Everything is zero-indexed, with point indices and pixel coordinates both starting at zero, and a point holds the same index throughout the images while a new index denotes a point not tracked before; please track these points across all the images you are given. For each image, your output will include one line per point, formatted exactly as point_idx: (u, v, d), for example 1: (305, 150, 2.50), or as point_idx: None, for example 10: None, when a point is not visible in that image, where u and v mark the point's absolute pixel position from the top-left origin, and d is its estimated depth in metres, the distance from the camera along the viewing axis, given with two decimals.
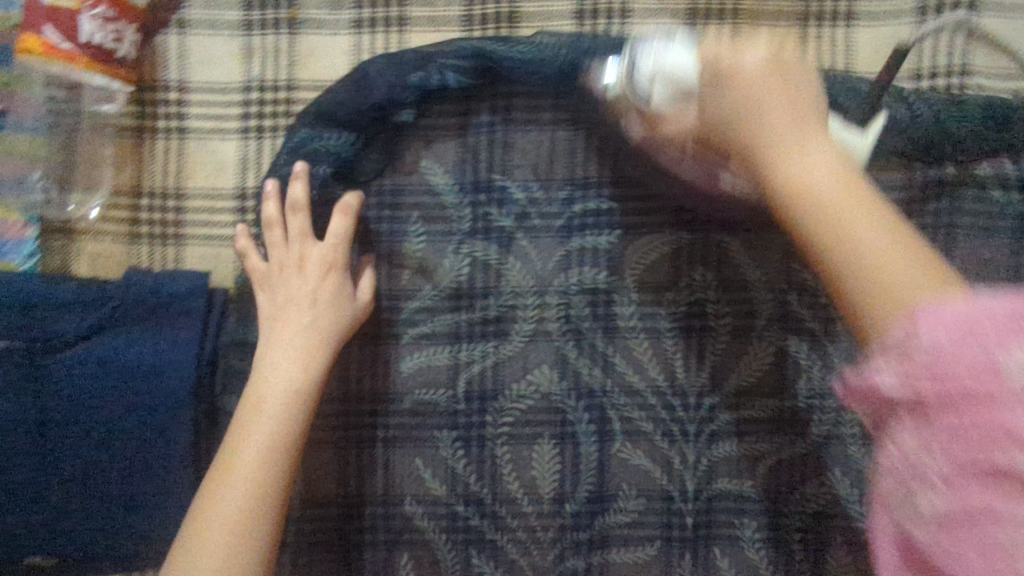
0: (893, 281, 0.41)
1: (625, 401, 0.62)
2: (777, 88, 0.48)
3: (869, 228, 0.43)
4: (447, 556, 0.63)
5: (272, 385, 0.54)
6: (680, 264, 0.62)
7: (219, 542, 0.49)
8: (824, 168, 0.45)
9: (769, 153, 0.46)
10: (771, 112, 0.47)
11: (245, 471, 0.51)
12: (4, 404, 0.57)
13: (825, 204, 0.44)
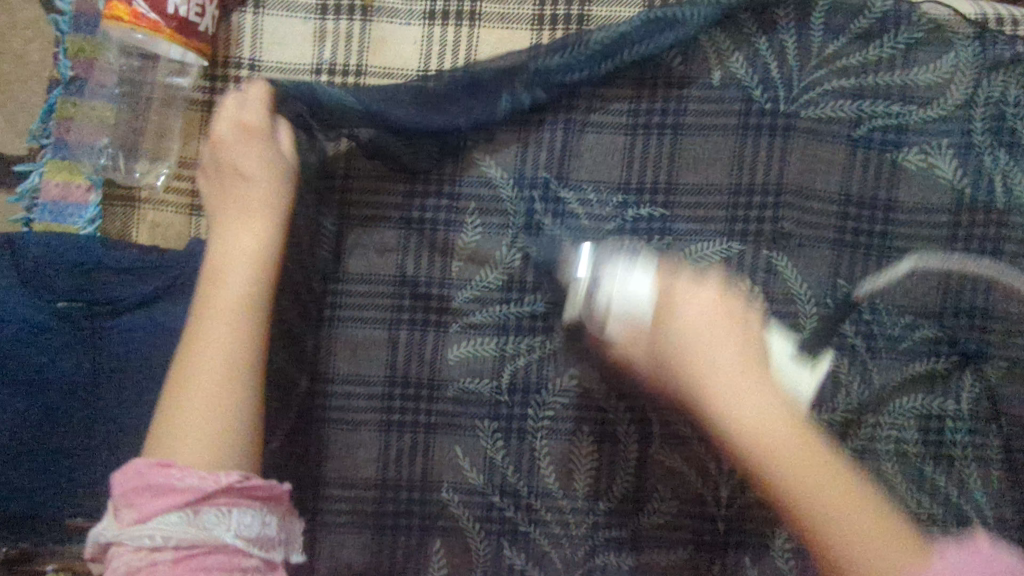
0: (839, 516, 0.41)
1: (665, 404, 0.63)
2: (728, 336, 0.48)
3: (819, 470, 0.42)
4: (479, 545, 0.63)
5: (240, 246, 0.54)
6: (730, 273, 0.61)
7: (202, 397, 0.47)
8: (769, 405, 0.45)
9: (714, 405, 0.45)
10: (720, 365, 0.46)
11: (223, 323, 0.50)
12: (62, 363, 0.58)
13: (775, 441, 0.43)
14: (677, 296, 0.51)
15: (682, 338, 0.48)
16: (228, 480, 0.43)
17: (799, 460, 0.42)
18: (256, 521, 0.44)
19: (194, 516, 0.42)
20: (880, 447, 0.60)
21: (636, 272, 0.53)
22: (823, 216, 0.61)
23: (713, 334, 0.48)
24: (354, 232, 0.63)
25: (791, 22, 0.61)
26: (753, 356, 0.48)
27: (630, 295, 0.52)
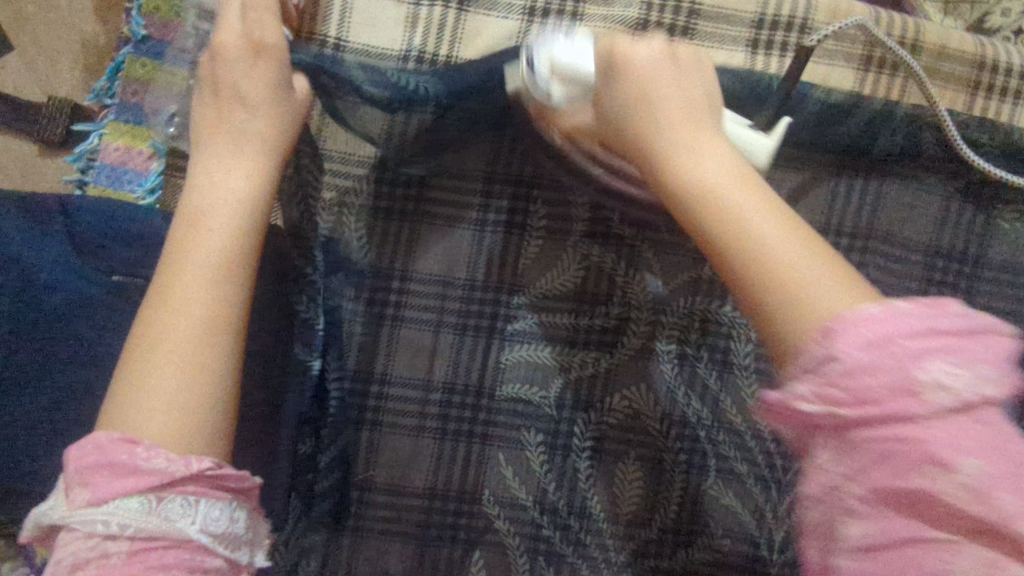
0: (804, 287, 0.34)
1: (725, 439, 0.60)
2: (671, 86, 0.43)
3: (759, 213, 0.36)
4: (519, 561, 0.61)
5: (213, 204, 0.47)
6: None
7: (161, 400, 0.42)
8: (724, 160, 0.39)
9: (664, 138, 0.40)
10: (672, 103, 0.41)
11: (182, 302, 0.44)
12: (110, 338, 0.55)
13: (717, 187, 0.37)
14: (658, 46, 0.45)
15: (626, 81, 0.43)
16: (199, 467, 0.41)
17: (703, 170, 0.38)
18: (223, 515, 0.41)
19: (156, 503, 0.39)
20: None
21: (581, 42, 0.49)
22: (908, 265, 0.60)
23: (659, 73, 0.43)
24: (428, 231, 0.60)
25: (901, 61, 0.58)
26: (688, 90, 0.43)
27: (579, 66, 0.48)
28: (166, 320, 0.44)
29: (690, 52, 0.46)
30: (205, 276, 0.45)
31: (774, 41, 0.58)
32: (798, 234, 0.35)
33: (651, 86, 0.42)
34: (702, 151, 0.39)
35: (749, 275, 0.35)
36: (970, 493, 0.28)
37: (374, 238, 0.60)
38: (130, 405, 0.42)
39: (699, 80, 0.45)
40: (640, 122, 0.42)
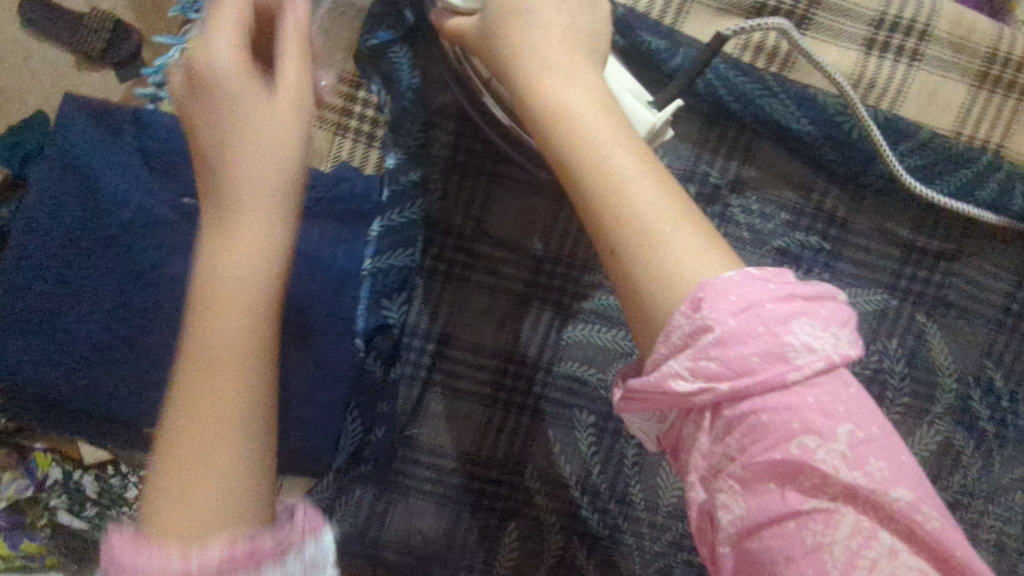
0: (659, 240, 0.35)
1: None
2: (556, 11, 0.40)
3: (632, 166, 0.36)
4: (552, 538, 0.60)
5: (242, 188, 0.36)
6: (881, 327, 0.58)
7: (197, 454, 0.34)
8: (590, 98, 0.38)
9: (529, 60, 0.39)
10: (551, 23, 0.40)
11: (209, 340, 0.35)
12: (181, 263, 0.54)
13: (584, 133, 0.37)
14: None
15: (509, 21, 0.40)
16: (198, 564, 0.31)
17: (592, 135, 0.37)
18: None
19: None
20: (983, 535, 0.59)
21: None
22: (986, 291, 0.59)
23: (549, 2, 0.40)
24: (508, 194, 0.59)
25: (1016, 83, 0.57)
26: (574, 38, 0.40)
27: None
28: (184, 431, 0.34)
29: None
30: (231, 341, 0.35)
31: (891, 44, 0.56)
32: (677, 203, 0.36)
33: (532, 1, 0.40)
34: (589, 111, 0.38)
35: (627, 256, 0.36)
36: (828, 466, 0.32)
37: (452, 195, 0.58)
38: (163, 489, 0.33)
39: (591, 15, 0.42)
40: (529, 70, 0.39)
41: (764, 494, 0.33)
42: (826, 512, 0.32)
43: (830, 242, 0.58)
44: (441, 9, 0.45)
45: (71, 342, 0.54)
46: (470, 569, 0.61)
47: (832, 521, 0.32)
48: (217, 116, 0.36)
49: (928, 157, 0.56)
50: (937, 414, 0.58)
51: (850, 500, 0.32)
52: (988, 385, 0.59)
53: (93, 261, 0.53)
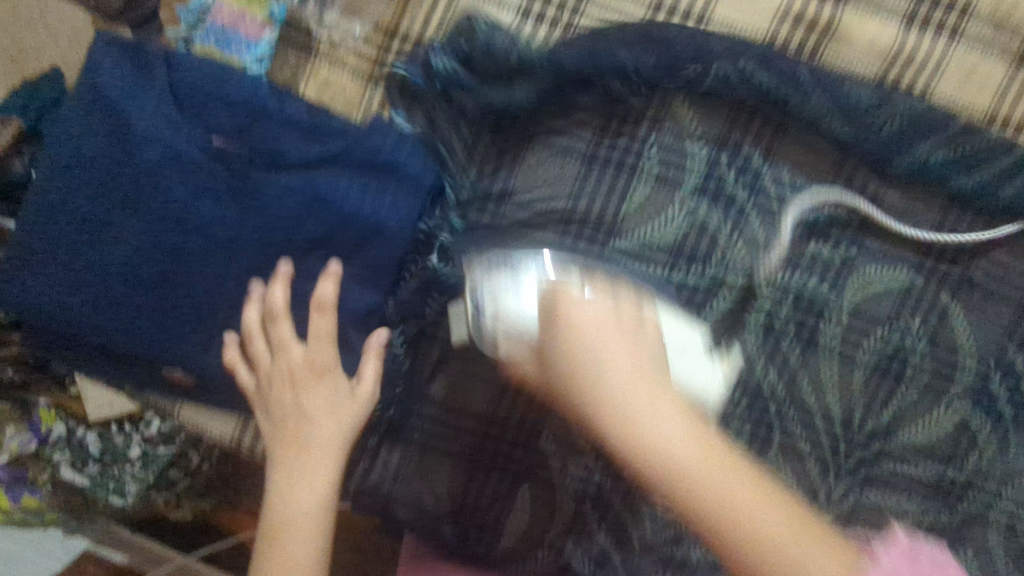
0: (768, 553, 0.37)
1: (794, 416, 0.59)
2: (613, 342, 0.43)
3: (721, 475, 0.39)
4: (564, 503, 0.60)
5: (317, 442, 0.52)
6: (904, 305, 0.59)
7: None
8: (666, 422, 0.40)
9: (606, 412, 0.41)
10: (621, 371, 0.42)
11: (306, 476, 0.52)
12: (206, 204, 0.53)
13: (668, 465, 0.38)
14: (596, 291, 0.47)
15: (568, 370, 0.43)
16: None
17: (670, 437, 0.39)
18: None
19: None
20: (993, 515, 0.59)
21: (525, 291, 0.47)
22: (1013, 273, 0.59)
23: (608, 332, 0.44)
24: (536, 155, 0.58)
25: None
26: (649, 360, 0.44)
27: (526, 320, 0.47)
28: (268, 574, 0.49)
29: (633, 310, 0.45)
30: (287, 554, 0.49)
31: (931, 20, 0.56)
32: (755, 479, 0.39)
33: (582, 331, 0.43)
34: (657, 413, 0.41)
35: (713, 533, 0.38)
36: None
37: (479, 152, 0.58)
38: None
39: (646, 341, 0.45)
40: (606, 410, 0.41)
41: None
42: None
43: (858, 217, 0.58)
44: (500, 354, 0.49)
45: (94, 283, 0.53)
46: (482, 530, 0.61)
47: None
48: (287, 415, 0.53)
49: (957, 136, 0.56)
50: (955, 394, 0.59)
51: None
52: (1009, 368, 0.59)
53: (119, 198, 0.53)
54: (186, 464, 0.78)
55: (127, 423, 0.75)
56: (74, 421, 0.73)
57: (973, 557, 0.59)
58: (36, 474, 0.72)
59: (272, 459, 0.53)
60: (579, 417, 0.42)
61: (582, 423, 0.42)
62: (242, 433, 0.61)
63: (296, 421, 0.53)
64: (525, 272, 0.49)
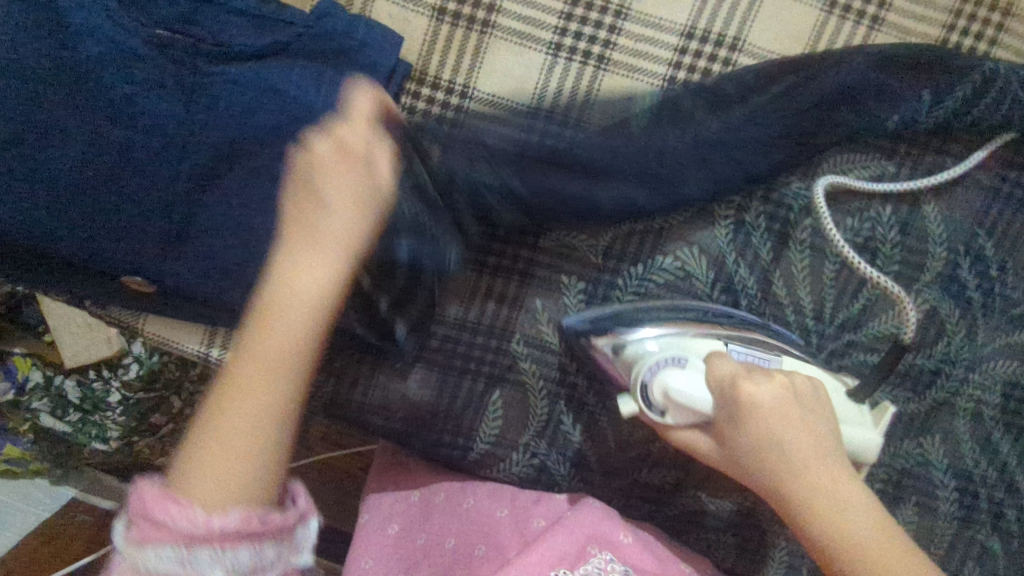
0: None
1: (766, 310, 0.59)
2: (805, 412, 0.45)
3: (893, 541, 0.40)
4: (538, 403, 0.60)
5: (324, 222, 0.37)
6: (875, 194, 0.58)
7: (253, 416, 0.34)
8: (860, 494, 0.42)
9: (802, 454, 0.43)
10: (814, 429, 0.44)
11: (317, 263, 0.37)
12: (155, 100, 0.51)
13: (849, 506, 0.41)
14: (768, 375, 0.45)
15: (750, 451, 0.43)
16: (219, 525, 0.31)
17: (853, 522, 0.41)
18: (265, 564, 0.32)
19: (186, 556, 0.30)
20: (960, 402, 0.60)
21: (690, 369, 0.47)
22: (986, 158, 0.58)
23: (793, 413, 0.44)
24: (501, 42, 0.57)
25: None
26: (825, 437, 0.44)
27: (696, 399, 0.46)
28: (240, 390, 0.34)
29: (807, 382, 0.47)
30: (290, 298, 0.36)
31: None
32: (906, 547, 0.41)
33: (785, 395, 0.44)
34: (855, 509, 0.41)
35: (849, 538, 0.40)
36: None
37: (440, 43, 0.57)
38: (192, 460, 0.32)
39: (817, 410, 0.46)
40: (795, 477, 0.42)
41: (154, 541, 0.30)
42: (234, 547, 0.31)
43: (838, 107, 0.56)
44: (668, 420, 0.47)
45: (37, 185, 0.51)
46: (456, 436, 0.60)
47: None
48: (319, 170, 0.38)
49: (915, 27, 0.57)
50: (924, 282, 0.59)
51: (271, 539, 0.32)
52: (978, 255, 0.59)
53: (56, 93, 0.50)
54: (169, 409, 0.74)
55: (104, 368, 0.72)
56: (50, 368, 0.72)
57: (938, 440, 0.61)
58: (15, 425, 0.71)
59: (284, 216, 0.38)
60: (764, 472, 0.43)
61: (781, 455, 0.43)
62: (209, 347, 0.60)
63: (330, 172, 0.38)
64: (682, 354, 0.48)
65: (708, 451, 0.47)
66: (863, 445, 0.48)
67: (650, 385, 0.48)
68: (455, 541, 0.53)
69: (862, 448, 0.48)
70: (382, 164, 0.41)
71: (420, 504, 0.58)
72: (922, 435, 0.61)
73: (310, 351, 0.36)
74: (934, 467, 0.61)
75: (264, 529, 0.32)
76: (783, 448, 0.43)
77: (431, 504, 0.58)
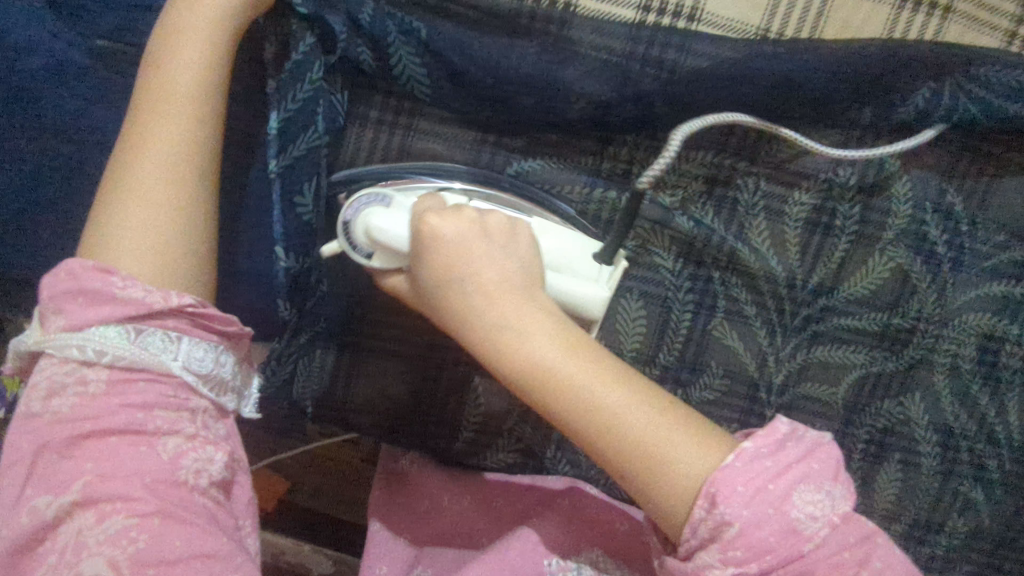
0: (641, 424, 0.39)
1: (736, 282, 0.59)
2: (484, 257, 0.42)
3: (594, 378, 0.40)
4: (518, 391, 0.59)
5: (199, 31, 0.46)
6: (843, 157, 0.57)
7: (150, 205, 0.44)
8: (543, 331, 0.40)
9: (489, 306, 0.41)
10: (490, 275, 0.42)
11: (185, 78, 0.45)
12: (108, 116, 0.51)
13: (534, 355, 0.40)
14: (459, 212, 0.44)
15: (449, 305, 0.42)
16: (176, 302, 0.42)
17: (573, 377, 0.39)
18: (207, 355, 0.43)
19: (134, 334, 0.41)
20: (937, 359, 0.61)
21: (396, 210, 0.46)
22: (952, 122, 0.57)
23: (477, 248, 0.42)
24: (434, 25, 0.52)
25: None
26: (516, 274, 0.43)
27: (395, 235, 0.45)
28: (140, 183, 0.44)
29: (506, 222, 0.45)
30: (173, 148, 0.45)
31: None
32: (626, 379, 0.40)
33: (474, 244, 0.42)
34: (542, 337, 0.40)
35: (544, 389, 0.40)
36: (186, 380, 0.42)
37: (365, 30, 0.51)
38: (117, 222, 0.43)
39: (518, 252, 0.44)
40: (480, 322, 0.41)
41: (100, 321, 0.40)
42: (183, 331, 0.42)
43: (780, 83, 0.53)
44: (378, 263, 0.47)
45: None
46: (439, 427, 0.60)
47: (188, 367, 0.42)
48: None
49: None
50: (890, 241, 0.59)
51: (219, 335, 0.44)
52: (948, 212, 0.58)
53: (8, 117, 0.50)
54: None
55: None
56: None
57: (918, 397, 0.61)
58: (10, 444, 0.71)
59: (164, 19, 0.46)
60: (462, 331, 0.42)
61: (464, 307, 0.42)
62: None
63: None
64: (393, 194, 0.47)
65: (416, 299, 0.46)
66: (572, 294, 0.47)
67: (353, 224, 0.47)
68: (455, 551, 0.58)
69: (580, 302, 0.47)
70: (226, 36, 0.46)
71: (426, 514, 0.61)
72: (902, 394, 0.61)
73: (207, 191, 0.46)
74: (915, 425, 0.62)
75: (165, 426, 0.41)
76: (466, 297, 0.41)
77: (438, 508, 0.61)
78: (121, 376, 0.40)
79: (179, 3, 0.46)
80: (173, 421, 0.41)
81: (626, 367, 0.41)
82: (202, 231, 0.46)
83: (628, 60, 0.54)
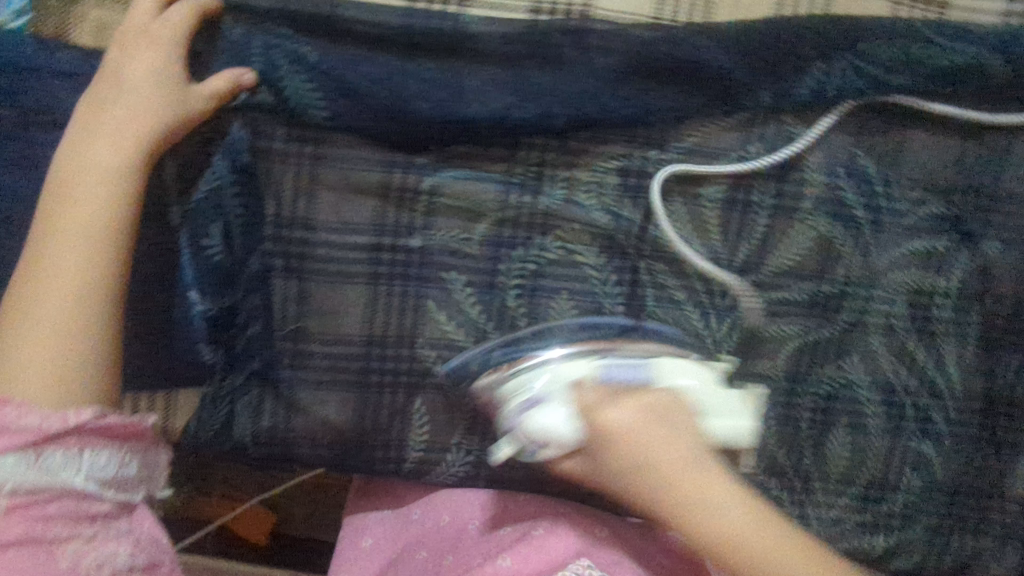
0: (781, 564, 0.45)
1: (663, 268, 0.60)
2: (661, 438, 0.49)
3: (750, 526, 0.46)
4: (460, 403, 0.59)
5: (98, 167, 0.50)
6: (748, 134, 0.58)
7: (51, 331, 0.47)
8: (729, 500, 0.46)
9: (663, 486, 0.48)
10: (669, 454, 0.48)
11: (82, 212, 0.49)
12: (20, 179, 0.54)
13: (712, 519, 0.46)
14: (623, 398, 0.51)
15: (631, 485, 0.49)
16: (76, 420, 0.45)
17: (738, 530, 0.46)
18: (111, 461, 0.47)
19: (34, 458, 0.43)
20: (870, 320, 0.61)
21: (557, 404, 0.51)
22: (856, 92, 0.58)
23: (645, 436, 0.49)
24: (326, 50, 0.53)
25: None
26: (689, 448, 0.49)
27: (557, 430, 0.51)
28: (39, 312, 0.47)
29: (664, 397, 0.51)
30: (70, 278, 0.48)
31: None
32: (773, 520, 0.47)
33: (636, 433, 0.49)
34: (718, 501, 0.46)
35: (713, 549, 0.46)
36: (92, 489, 0.45)
37: (257, 68, 0.53)
38: (20, 352, 0.46)
39: (672, 419, 0.50)
40: (660, 496, 0.48)
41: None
42: (87, 445, 0.46)
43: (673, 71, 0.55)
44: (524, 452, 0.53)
45: None
46: (386, 449, 0.60)
47: (93, 476, 0.45)
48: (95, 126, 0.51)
49: None
50: (809, 211, 0.59)
51: (128, 444, 0.48)
52: (861, 175, 0.59)
53: None
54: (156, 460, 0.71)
55: None
56: None
57: (858, 360, 0.62)
58: None
59: (66, 158, 0.51)
60: (640, 501, 0.49)
61: (651, 490, 0.48)
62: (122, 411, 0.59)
63: (116, 108, 0.51)
64: (535, 389, 0.52)
65: (592, 472, 0.51)
66: (735, 434, 0.54)
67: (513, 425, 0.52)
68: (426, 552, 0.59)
69: (735, 436, 0.54)
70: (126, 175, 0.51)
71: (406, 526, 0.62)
72: (841, 358, 0.62)
73: (108, 316, 0.49)
74: (858, 387, 0.62)
75: (70, 530, 0.43)
76: (639, 481, 0.48)
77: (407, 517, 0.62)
78: (23, 500, 0.42)
79: (81, 140, 0.51)
80: (76, 526, 0.44)
81: (769, 507, 0.48)
82: (104, 352, 0.49)
83: (524, 66, 0.55)
